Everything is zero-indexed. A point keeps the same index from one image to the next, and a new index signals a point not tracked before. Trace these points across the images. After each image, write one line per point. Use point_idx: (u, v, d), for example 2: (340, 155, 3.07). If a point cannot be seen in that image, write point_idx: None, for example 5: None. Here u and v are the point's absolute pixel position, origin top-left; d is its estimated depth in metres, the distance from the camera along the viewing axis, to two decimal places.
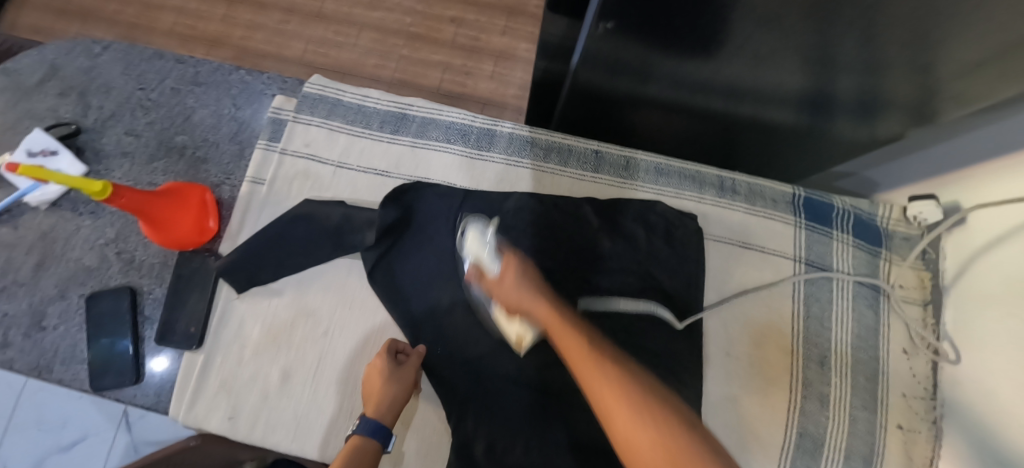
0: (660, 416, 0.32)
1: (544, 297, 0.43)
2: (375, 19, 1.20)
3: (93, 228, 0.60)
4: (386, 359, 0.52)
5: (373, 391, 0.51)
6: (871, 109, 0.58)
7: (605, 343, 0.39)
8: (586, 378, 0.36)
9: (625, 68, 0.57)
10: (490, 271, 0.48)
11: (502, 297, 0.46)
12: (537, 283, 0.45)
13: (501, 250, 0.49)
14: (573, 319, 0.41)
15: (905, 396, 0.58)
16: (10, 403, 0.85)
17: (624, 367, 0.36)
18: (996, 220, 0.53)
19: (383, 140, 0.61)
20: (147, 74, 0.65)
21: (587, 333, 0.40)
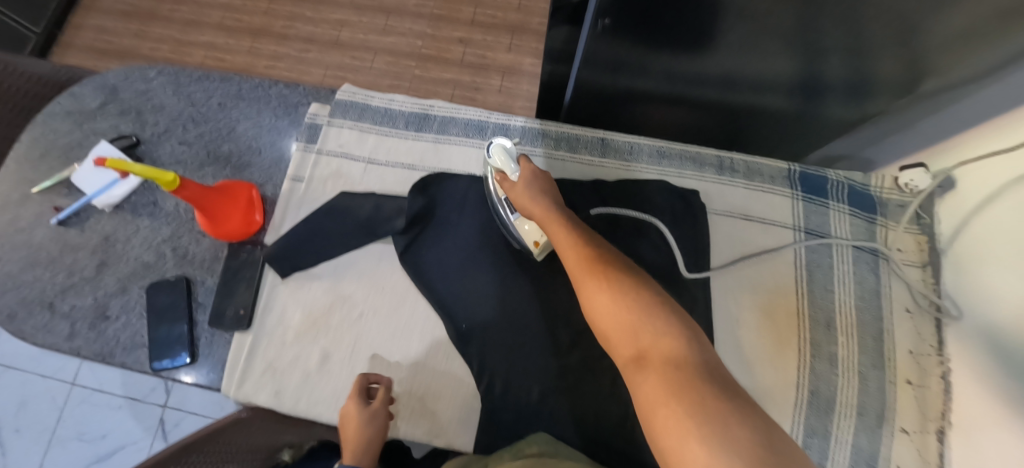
0: (625, 284, 0.39)
1: (552, 208, 0.50)
2: (389, 43, 1.29)
3: (152, 227, 0.66)
4: (356, 399, 0.54)
5: (349, 434, 0.53)
6: (858, 90, 0.63)
7: (593, 237, 0.46)
8: (571, 264, 0.44)
9: (624, 64, 0.62)
10: (513, 181, 0.54)
11: (515, 199, 0.53)
12: (545, 192, 0.53)
13: (524, 161, 0.56)
14: (571, 221, 0.49)
15: (912, 353, 0.61)
16: (54, 414, 0.91)
17: (607, 258, 0.43)
18: (998, 172, 0.56)
19: (408, 138, 0.67)
20: (196, 92, 0.73)
21: (584, 233, 0.47)
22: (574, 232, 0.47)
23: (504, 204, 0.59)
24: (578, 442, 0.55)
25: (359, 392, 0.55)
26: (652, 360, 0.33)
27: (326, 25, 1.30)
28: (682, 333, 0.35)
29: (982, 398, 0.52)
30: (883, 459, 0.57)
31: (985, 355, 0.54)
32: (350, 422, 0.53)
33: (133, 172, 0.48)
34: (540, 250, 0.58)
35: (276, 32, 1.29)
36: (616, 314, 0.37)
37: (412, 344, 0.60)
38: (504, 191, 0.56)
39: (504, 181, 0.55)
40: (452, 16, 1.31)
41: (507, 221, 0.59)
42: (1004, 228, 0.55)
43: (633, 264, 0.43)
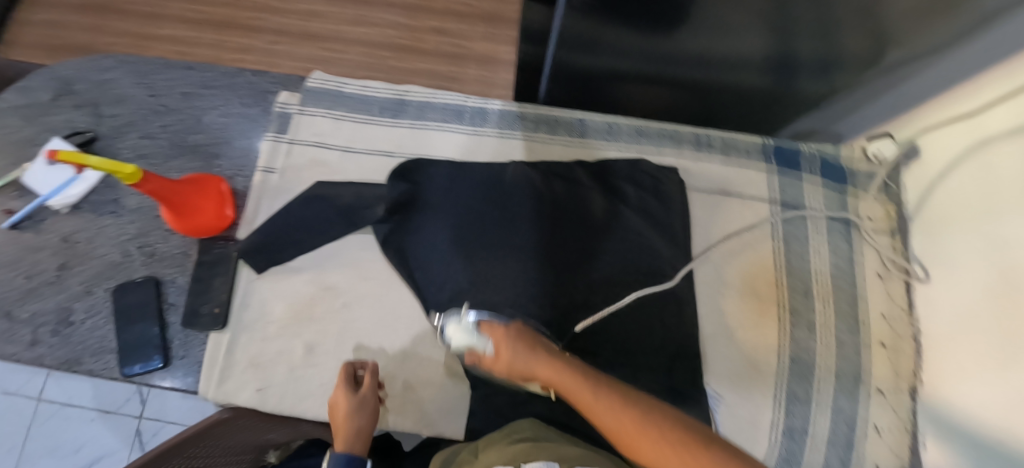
0: (686, 443, 0.31)
1: (549, 360, 0.39)
2: (361, 33, 1.26)
3: (115, 226, 0.63)
4: (342, 382, 0.49)
5: (337, 423, 0.47)
6: (829, 67, 0.65)
7: (624, 390, 0.36)
8: (638, 446, 0.32)
9: (602, 44, 0.62)
10: (493, 357, 0.40)
11: (503, 374, 0.40)
12: (535, 345, 0.41)
13: (489, 324, 0.43)
14: (583, 372, 0.38)
15: (885, 316, 0.63)
16: (21, 432, 0.87)
17: (644, 410, 0.34)
18: (958, 138, 0.59)
19: (383, 124, 0.66)
20: (156, 82, 0.69)
21: (597, 380, 0.37)
22: (590, 385, 0.37)
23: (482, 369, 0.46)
24: (572, 421, 0.55)
25: (344, 378, 0.50)
26: None
27: (295, 15, 1.26)
28: None
29: (959, 355, 0.55)
30: (861, 419, 0.59)
31: (958, 314, 0.56)
32: (335, 412, 0.48)
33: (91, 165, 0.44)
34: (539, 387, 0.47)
35: (241, 23, 1.24)
36: None
37: (399, 333, 0.59)
38: (487, 367, 0.42)
39: (480, 357, 0.42)
40: (426, 5, 1.28)
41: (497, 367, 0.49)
42: (969, 191, 0.57)
43: (668, 406, 0.35)
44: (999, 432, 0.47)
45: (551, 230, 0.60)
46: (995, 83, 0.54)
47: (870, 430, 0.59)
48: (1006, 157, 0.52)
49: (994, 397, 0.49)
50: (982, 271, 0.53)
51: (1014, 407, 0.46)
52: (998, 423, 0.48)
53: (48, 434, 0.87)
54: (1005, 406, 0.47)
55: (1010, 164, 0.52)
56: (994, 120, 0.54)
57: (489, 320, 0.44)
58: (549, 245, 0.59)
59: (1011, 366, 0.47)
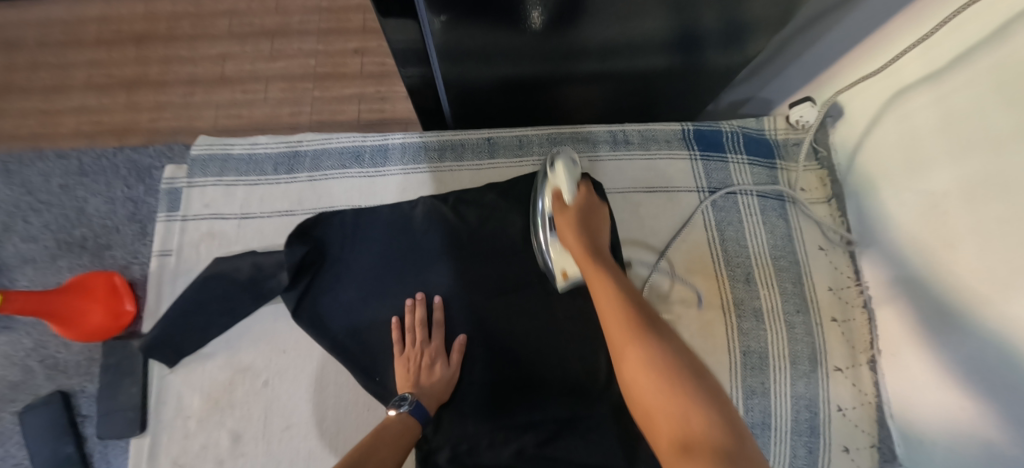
0: (653, 335, 0.34)
1: (593, 252, 0.46)
2: (280, 68, 1.19)
3: (11, 342, 0.59)
4: (440, 336, 0.54)
5: (429, 373, 0.52)
6: (736, 33, 0.61)
7: (640, 300, 0.38)
8: (609, 323, 0.37)
9: (493, 54, 0.59)
10: (564, 207, 0.51)
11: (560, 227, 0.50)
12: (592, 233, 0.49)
13: (583, 190, 0.53)
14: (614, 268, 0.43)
15: (832, 289, 0.60)
16: None
17: (642, 310, 0.37)
18: (876, 91, 0.57)
19: (280, 182, 0.61)
20: (33, 178, 0.64)
21: (622, 283, 0.41)
22: (613, 282, 0.41)
23: (545, 224, 0.54)
24: None
25: (460, 347, 0.54)
26: (690, 444, 0.26)
27: (206, 62, 1.19)
28: (712, 406, 0.28)
29: (903, 317, 0.54)
30: (823, 401, 0.57)
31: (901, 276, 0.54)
32: (437, 368, 0.53)
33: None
34: (568, 281, 0.53)
35: (151, 80, 1.18)
36: (655, 396, 0.30)
37: (329, 400, 0.55)
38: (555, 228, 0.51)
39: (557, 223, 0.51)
40: (341, 27, 1.23)
41: (540, 246, 0.55)
42: (892, 144, 0.55)
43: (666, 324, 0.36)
44: (967, 392, 0.46)
45: (469, 265, 0.58)
46: (907, 26, 0.51)
47: (834, 412, 0.56)
48: (926, 108, 0.51)
49: (951, 357, 0.48)
50: (914, 227, 0.52)
51: (976, 365, 0.45)
52: (963, 385, 0.47)
53: None
54: (968, 366, 0.46)
55: (930, 113, 0.50)
56: (906, 69, 0.53)
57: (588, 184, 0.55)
58: (469, 283, 0.57)
59: (963, 323, 0.46)
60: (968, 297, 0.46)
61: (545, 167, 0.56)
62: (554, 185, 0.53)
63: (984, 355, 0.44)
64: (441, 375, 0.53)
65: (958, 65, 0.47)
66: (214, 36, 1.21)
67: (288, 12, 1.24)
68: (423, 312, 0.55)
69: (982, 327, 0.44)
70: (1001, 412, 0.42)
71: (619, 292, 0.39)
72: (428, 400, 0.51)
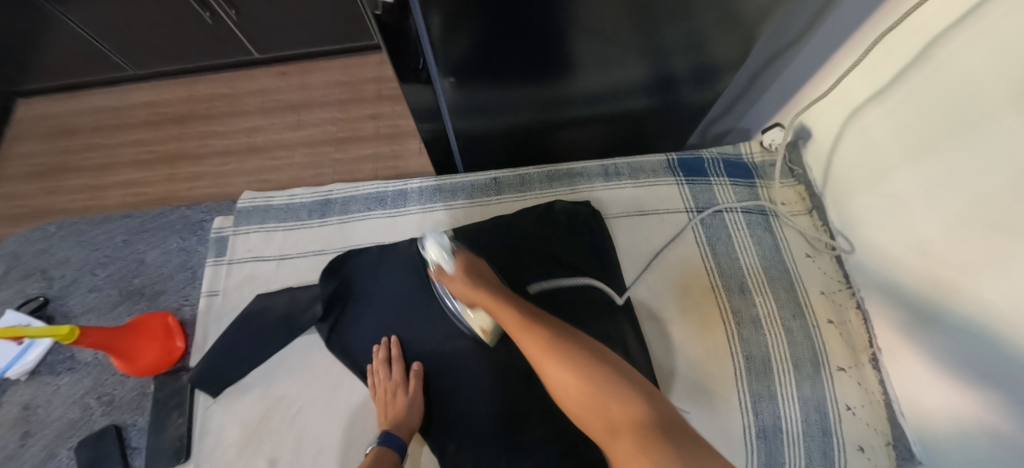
0: (561, 346, 0.43)
1: (494, 293, 0.51)
2: (305, 136, 1.33)
3: (72, 383, 0.65)
4: (395, 369, 0.59)
5: (392, 404, 0.56)
6: (702, 74, 0.71)
7: (543, 320, 0.46)
8: (528, 347, 0.44)
9: (493, 109, 0.69)
10: (453, 274, 0.54)
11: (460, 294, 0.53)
12: (487, 281, 0.54)
13: (459, 252, 0.55)
14: (515, 302, 0.50)
15: (825, 293, 0.64)
16: None
17: (548, 327, 0.45)
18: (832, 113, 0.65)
19: (313, 226, 0.69)
20: (99, 237, 0.74)
21: (527, 313, 0.48)
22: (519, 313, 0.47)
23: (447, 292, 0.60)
24: None
25: (418, 374, 0.59)
26: (625, 429, 0.36)
27: (239, 135, 1.34)
28: (622, 387, 0.39)
29: (900, 314, 0.57)
30: (830, 401, 0.58)
31: (885, 274, 0.58)
32: (398, 398, 0.57)
33: (29, 336, 0.49)
34: (490, 334, 0.59)
35: (191, 153, 1.32)
36: (583, 400, 0.39)
37: (358, 426, 0.59)
38: (447, 285, 0.55)
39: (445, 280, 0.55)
40: (359, 96, 1.38)
41: (454, 310, 0.61)
42: (856, 157, 0.62)
43: (572, 333, 0.45)
44: (973, 381, 0.48)
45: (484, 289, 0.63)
46: (850, 55, 0.60)
47: (843, 411, 0.58)
48: (876, 122, 0.58)
49: (951, 348, 0.50)
50: (893, 228, 0.57)
51: (978, 351, 0.47)
52: (966, 373, 0.49)
53: None
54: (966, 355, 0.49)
55: (880, 126, 0.58)
56: (855, 92, 0.61)
57: (464, 250, 0.57)
58: None
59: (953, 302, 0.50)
60: (952, 279, 0.50)
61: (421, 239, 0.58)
62: (433, 263, 0.56)
63: (977, 336, 0.47)
64: (403, 404, 0.56)
65: (896, 82, 0.55)
66: (249, 113, 1.37)
67: (312, 87, 1.40)
68: (381, 352, 0.60)
69: (971, 301, 0.48)
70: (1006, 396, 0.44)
71: (526, 320, 0.46)
72: (398, 429, 0.55)
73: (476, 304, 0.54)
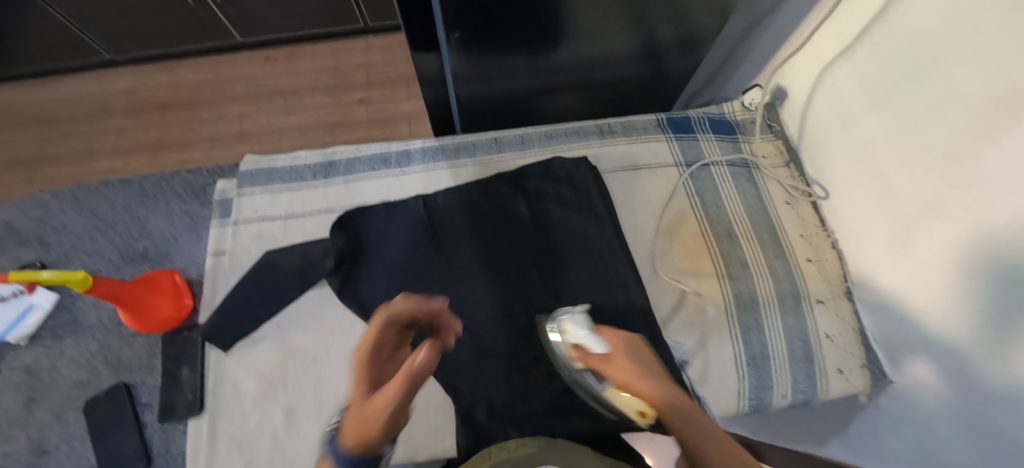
0: None
1: (661, 384, 0.43)
2: (293, 120, 1.32)
3: (76, 346, 0.64)
4: (380, 337, 0.37)
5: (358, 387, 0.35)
6: (688, 43, 0.75)
7: (727, 439, 0.36)
8: None
9: (494, 74, 0.72)
10: (606, 357, 0.47)
11: (613, 378, 0.46)
12: (645, 365, 0.46)
13: (609, 334, 0.51)
14: (684, 398, 0.41)
15: (804, 235, 0.70)
16: None
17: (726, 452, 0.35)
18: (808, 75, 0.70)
19: (319, 186, 0.71)
20: (97, 204, 0.72)
21: (700, 416, 0.39)
22: (692, 418, 0.38)
23: (591, 376, 0.52)
24: (552, 411, 0.58)
25: (421, 354, 0.35)
26: None
27: (224, 121, 1.32)
28: None
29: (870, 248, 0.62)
30: (811, 330, 0.64)
31: (856, 215, 0.64)
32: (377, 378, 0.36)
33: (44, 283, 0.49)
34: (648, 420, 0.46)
35: (174, 139, 1.29)
36: None
37: None
38: (600, 370, 0.48)
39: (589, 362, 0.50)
40: (347, 81, 1.38)
41: (594, 391, 0.52)
42: (829, 110, 0.67)
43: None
44: (942, 296, 0.52)
45: (489, 240, 0.67)
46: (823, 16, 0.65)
47: (823, 339, 0.63)
48: (843, 78, 0.64)
49: (915, 268, 0.56)
50: (863, 170, 0.62)
51: (938, 265, 0.52)
52: (935, 293, 0.53)
53: None
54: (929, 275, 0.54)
55: (848, 82, 0.63)
56: (828, 55, 0.66)
57: (608, 330, 0.52)
58: (491, 254, 0.66)
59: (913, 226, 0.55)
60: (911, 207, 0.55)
61: (556, 321, 0.56)
62: (574, 344, 0.52)
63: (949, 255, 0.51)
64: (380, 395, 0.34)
65: (860, 40, 0.60)
66: (234, 98, 1.35)
67: (298, 73, 1.39)
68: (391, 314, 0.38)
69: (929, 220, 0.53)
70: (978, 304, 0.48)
71: (700, 431, 0.37)
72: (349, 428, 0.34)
73: (632, 397, 0.45)
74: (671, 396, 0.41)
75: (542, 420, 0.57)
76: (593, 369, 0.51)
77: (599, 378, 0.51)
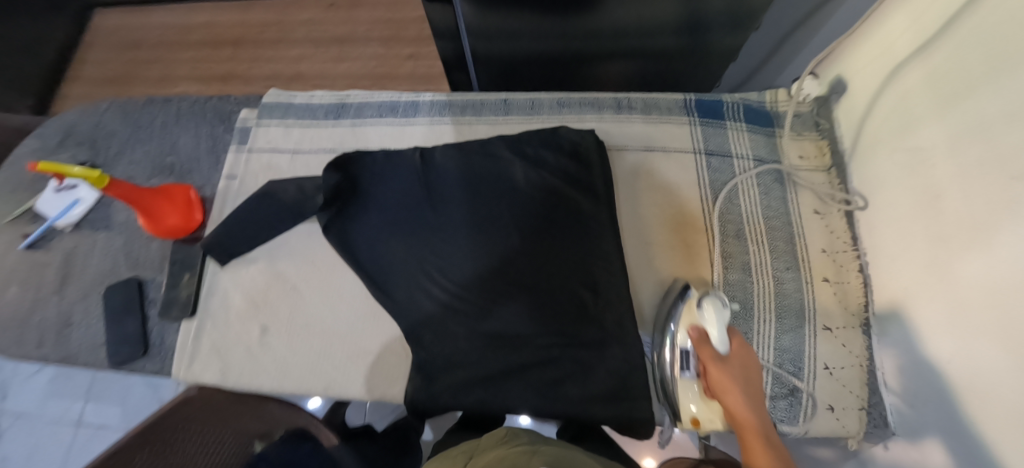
0: None
1: (757, 419, 0.47)
2: (345, 68, 1.37)
3: (106, 238, 0.72)
4: None
5: None
6: (738, 20, 0.67)
7: None
8: None
9: (510, 32, 0.68)
10: (726, 358, 0.51)
11: (714, 380, 0.50)
12: (749, 389, 0.50)
13: (735, 340, 0.53)
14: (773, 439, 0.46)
15: (826, 252, 0.61)
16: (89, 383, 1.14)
17: None
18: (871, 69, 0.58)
19: (328, 126, 0.73)
20: (141, 116, 0.79)
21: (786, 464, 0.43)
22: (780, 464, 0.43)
23: (681, 357, 0.54)
24: (506, 381, 0.57)
25: None
26: None
27: (284, 61, 1.39)
28: None
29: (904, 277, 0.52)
30: (808, 358, 0.57)
31: (897, 236, 0.54)
32: None
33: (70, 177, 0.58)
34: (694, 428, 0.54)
35: (239, 75, 1.39)
36: None
37: (341, 309, 0.63)
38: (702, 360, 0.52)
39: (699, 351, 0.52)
40: (400, 34, 1.39)
41: (667, 371, 0.55)
42: (883, 110, 0.56)
43: None
44: (975, 350, 0.42)
45: (473, 200, 0.63)
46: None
47: (820, 369, 0.56)
48: (913, 75, 0.52)
49: (953, 311, 0.45)
50: (913, 186, 0.52)
51: (980, 314, 0.42)
52: (957, 340, 0.44)
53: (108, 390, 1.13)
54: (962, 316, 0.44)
55: (916, 78, 0.51)
56: (899, 44, 0.54)
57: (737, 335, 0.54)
58: (477, 216, 0.62)
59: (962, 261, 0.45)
60: (965, 237, 0.45)
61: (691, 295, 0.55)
62: (701, 325, 0.53)
63: (990, 295, 0.41)
64: None
65: (946, 28, 0.47)
66: (295, 40, 1.41)
67: (355, 20, 1.41)
68: None
69: (982, 257, 0.42)
70: (1002, 359, 0.39)
71: None
72: None
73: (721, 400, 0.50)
74: (767, 438, 0.46)
75: (488, 390, 0.56)
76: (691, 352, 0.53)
77: (687, 365, 0.54)
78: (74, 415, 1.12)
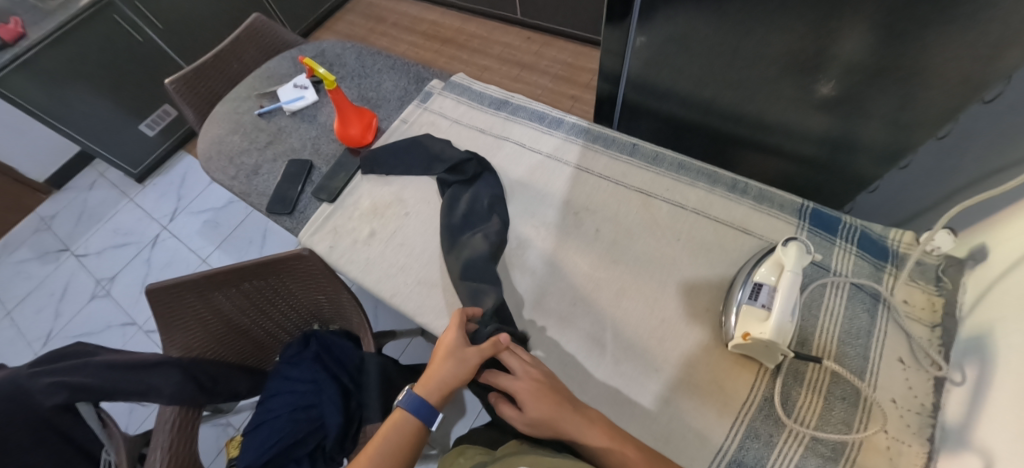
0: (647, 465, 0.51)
1: (552, 408, 0.54)
2: (516, 87, 1.59)
3: (306, 129, 0.96)
4: None
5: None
6: (888, 148, 0.69)
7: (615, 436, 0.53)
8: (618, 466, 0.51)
9: (661, 93, 0.79)
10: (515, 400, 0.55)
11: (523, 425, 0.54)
12: (540, 389, 0.55)
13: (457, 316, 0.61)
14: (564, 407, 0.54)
15: (897, 404, 0.56)
16: (233, 228, 1.55)
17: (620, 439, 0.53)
18: (1014, 237, 0.53)
19: (487, 112, 0.90)
20: (367, 60, 1.05)
21: (585, 420, 0.53)
22: (580, 423, 0.53)
23: (752, 290, 0.60)
24: None
25: None
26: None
27: (474, 67, 1.68)
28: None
29: None
30: None
31: (992, 422, 0.47)
32: None
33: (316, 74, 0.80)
34: (747, 344, 0.57)
35: (437, 65, 1.72)
36: None
37: (430, 243, 0.76)
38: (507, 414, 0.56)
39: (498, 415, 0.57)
40: (573, 78, 1.58)
41: (737, 299, 0.61)
42: (1016, 282, 0.51)
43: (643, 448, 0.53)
44: None
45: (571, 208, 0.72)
46: None
47: None
48: None
49: None
50: None
51: None
52: None
53: (241, 241, 1.53)
54: None
55: None
56: None
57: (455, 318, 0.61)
58: None
59: None
60: None
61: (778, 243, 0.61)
62: (779, 259, 0.59)
63: None
64: None
65: None
66: (489, 55, 1.70)
67: (542, 56, 1.65)
68: None
69: None
70: None
71: (593, 435, 0.52)
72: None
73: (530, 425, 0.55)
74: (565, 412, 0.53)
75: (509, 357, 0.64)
76: (761, 285, 0.59)
77: (755, 295, 0.59)
78: (203, 255, 1.52)
